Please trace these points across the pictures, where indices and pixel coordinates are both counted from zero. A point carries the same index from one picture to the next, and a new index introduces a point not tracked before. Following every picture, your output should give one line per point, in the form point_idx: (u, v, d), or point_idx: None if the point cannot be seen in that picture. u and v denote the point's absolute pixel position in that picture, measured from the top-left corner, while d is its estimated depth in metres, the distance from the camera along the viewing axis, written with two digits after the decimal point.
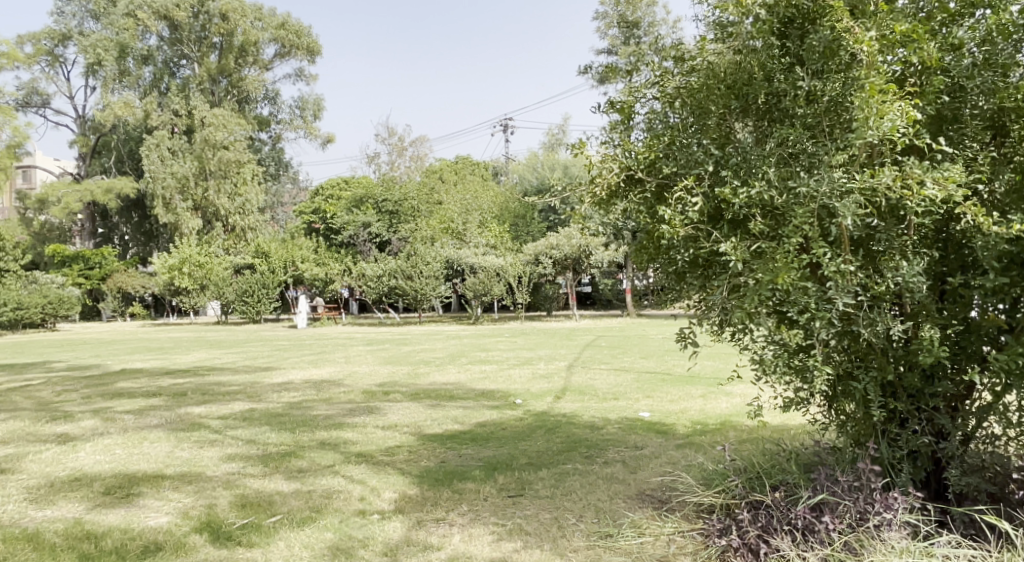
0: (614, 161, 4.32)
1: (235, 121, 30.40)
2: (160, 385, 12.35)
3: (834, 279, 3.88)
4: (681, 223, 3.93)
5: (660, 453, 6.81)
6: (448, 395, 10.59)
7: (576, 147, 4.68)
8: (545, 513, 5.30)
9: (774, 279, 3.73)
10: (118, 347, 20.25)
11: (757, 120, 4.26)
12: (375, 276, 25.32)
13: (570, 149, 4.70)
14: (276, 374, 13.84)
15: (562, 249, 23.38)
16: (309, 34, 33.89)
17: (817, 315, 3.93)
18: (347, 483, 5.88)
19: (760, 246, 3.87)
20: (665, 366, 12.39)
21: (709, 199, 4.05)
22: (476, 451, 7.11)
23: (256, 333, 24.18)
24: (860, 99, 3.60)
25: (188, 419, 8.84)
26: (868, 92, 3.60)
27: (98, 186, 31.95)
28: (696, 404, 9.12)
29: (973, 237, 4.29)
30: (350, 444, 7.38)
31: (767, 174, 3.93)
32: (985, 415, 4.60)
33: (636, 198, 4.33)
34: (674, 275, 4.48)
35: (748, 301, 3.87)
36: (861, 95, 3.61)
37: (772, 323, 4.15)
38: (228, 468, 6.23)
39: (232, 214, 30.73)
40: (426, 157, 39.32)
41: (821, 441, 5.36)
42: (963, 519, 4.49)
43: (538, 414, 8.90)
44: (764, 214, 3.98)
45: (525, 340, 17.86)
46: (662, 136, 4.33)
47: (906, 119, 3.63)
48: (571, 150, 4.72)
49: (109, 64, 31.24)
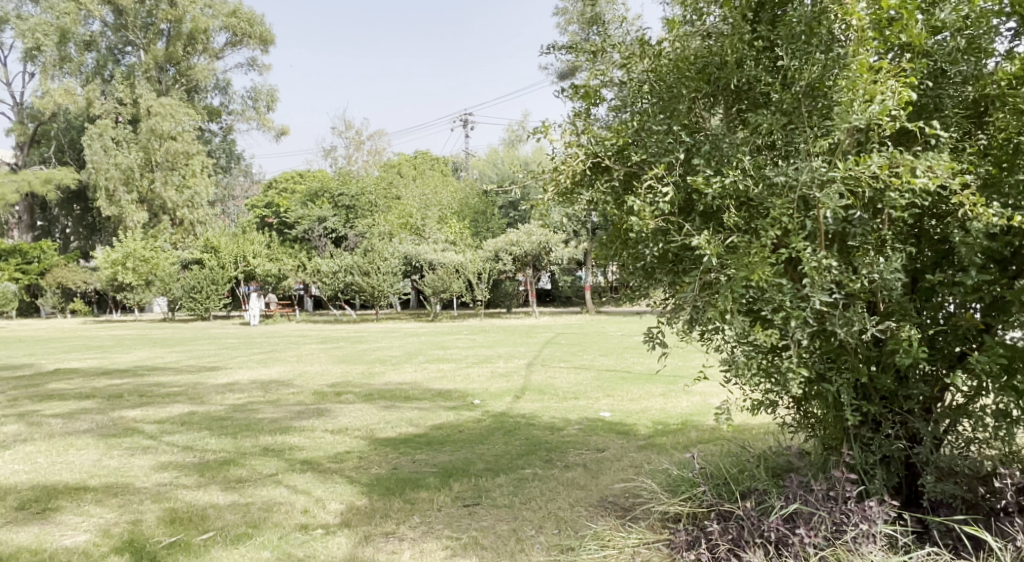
0: (580, 148, 4.01)
1: (183, 111, 29.57)
2: (96, 388, 11.88)
3: (810, 276, 3.58)
4: (651, 215, 3.64)
5: (623, 456, 6.54)
6: (403, 396, 10.25)
7: (539, 132, 4.36)
8: (502, 524, 5.00)
9: (749, 276, 3.44)
10: (55, 345, 19.63)
11: (728, 107, 3.98)
12: (331, 272, 24.76)
13: (533, 134, 4.38)
14: (221, 374, 13.40)
15: (522, 246, 23.02)
16: (262, 23, 33.18)
17: (791, 314, 3.63)
18: (290, 495, 5.68)
19: (733, 239, 3.57)
20: (626, 364, 12.14)
21: (680, 188, 3.75)
22: (430, 456, 6.79)
23: (205, 330, 23.59)
24: (848, 80, 3.34)
25: (122, 425, 8.43)
26: (856, 72, 3.34)
27: (36, 176, 31.13)
28: (658, 402, 8.90)
29: (952, 232, 4.01)
30: (296, 451, 7.20)
31: (741, 162, 3.64)
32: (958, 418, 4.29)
33: (602, 187, 3.99)
34: (638, 270, 4.15)
35: (721, 300, 3.55)
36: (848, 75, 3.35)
37: (745, 323, 3.82)
38: (160, 478, 6.13)
39: (180, 207, 29.95)
40: (384, 150, 38.76)
41: (790, 445, 5.06)
42: (942, 529, 4.20)
43: (496, 415, 8.61)
44: (737, 205, 3.69)
45: (484, 337, 17.54)
46: (631, 120, 4.01)
47: (896, 103, 3.36)
48: (535, 134, 4.40)
49: (49, 49, 30.32)
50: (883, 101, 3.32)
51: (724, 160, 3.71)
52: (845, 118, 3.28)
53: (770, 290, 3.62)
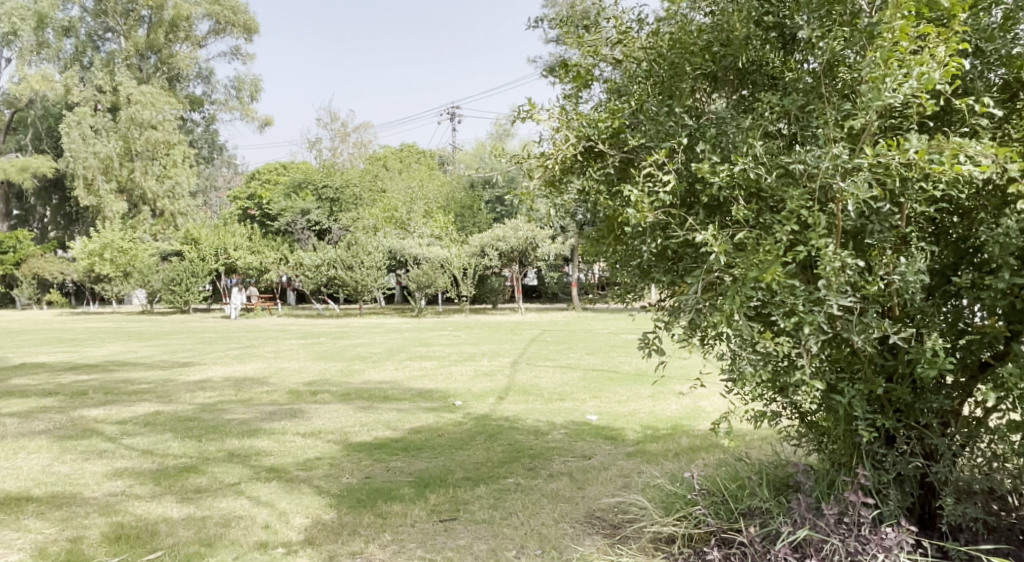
0: (570, 130, 3.52)
1: (164, 99, 28.92)
2: (61, 387, 11.51)
3: (826, 276, 3.09)
4: (649, 206, 3.18)
5: (611, 464, 6.12)
6: (381, 396, 9.80)
7: (524, 113, 3.92)
8: (479, 544, 4.58)
9: (761, 277, 2.98)
10: (27, 337, 19.11)
11: (733, 91, 3.52)
12: (314, 266, 24.30)
13: (517, 115, 3.93)
14: (194, 370, 12.94)
15: (508, 242, 22.60)
16: (245, 12, 32.45)
17: (803, 321, 3.15)
18: (252, 507, 5.37)
19: (743, 235, 3.10)
20: (613, 363, 11.72)
21: (683, 176, 3.31)
22: (406, 464, 6.36)
23: (184, 324, 23.05)
24: (882, 50, 2.86)
25: (79, 435, 8.08)
26: (893, 40, 2.85)
27: (12, 164, 30.65)
28: (646, 405, 8.49)
29: (981, 226, 3.45)
30: (263, 456, 6.82)
31: (753, 147, 3.16)
32: (976, 436, 3.73)
33: (594, 174, 3.52)
34: (636, 269, 3.68)
35: (727, 304, 3.08)
36: (883, 46, 2.87)
37: (752, 330, 3.32)
38: (112, 487, 5.94)
39: (160, 198, 29.29)
40: (370, 143, 38.26)
41: (791, 459, 4.58)
42: (963, 557, 3.66)
43: (478, 418, 8.15)
44: (747, 196, 3.22)
45: (469, 334, 17.11)
46: (627, 101, 3.53)
47: (941, 77, 2.88)
48: (520, 114, 3.97)
49: (26, 34, 29.66)
50: (924, 76, 2.82)
51: (734, 143, 3.24)
52: (877, 95, 2.81)
53: (781, 293, 3.15)
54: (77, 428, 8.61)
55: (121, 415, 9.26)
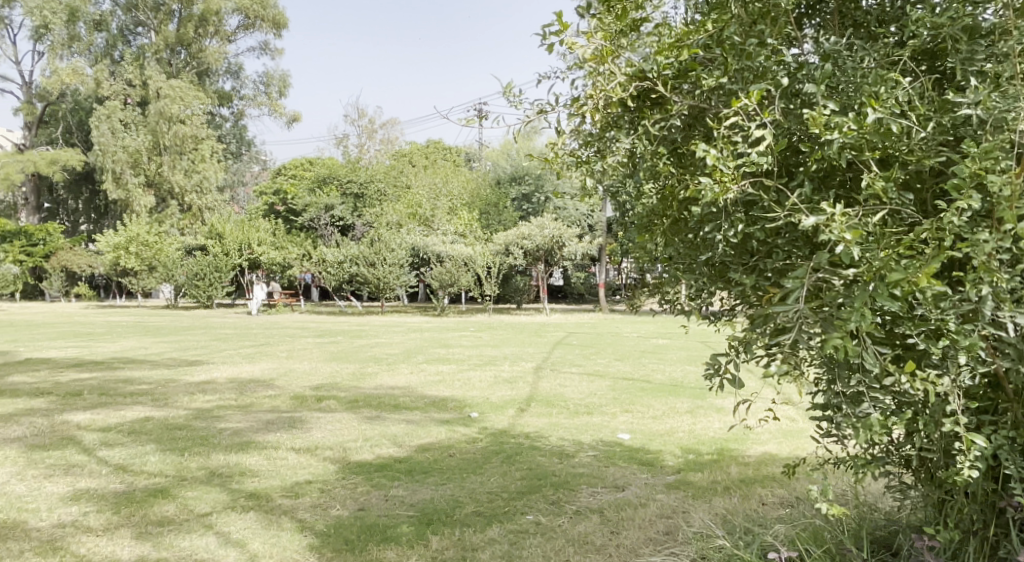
0: (621, 69, 2.58)
1: (193, 93, 28.32)
2: (56, 387, 10.72)
3: (997, 283, 2.11)
4: (736, 173, 2.22)
5: (650, 500, 5.11)
6: (392, 404, 8.88)
7: (550, 34, 2.85)
8: None
9: (909, 280, 2.01)
10: (42, 330, 18.51)
11: (841, 28, 2.60)
12: (337, 262, 23.44)
13: (541, 36, 2.86)
14: (199, 370, 12.08)
15: (534, 240, 21.51)
16: (275, 6, 31.68)
17: (956, 346, 2.20)
18: (219, 548, 4.46)
19: (876, 218, 2.13)
20: (643, 371, 10.73)
21: (780, 131, 2.34)
22: (409, 492, 5.42)
23: (205, 320, 22.27)
24: None
25: (47, 447, 7.22)
26: None
27: (42, 156, 30.18)
28: (686, 424, 7.47)
29: None
30: (248, 477, 5.92)
31: (892, 88, 2.22)
32: None
33: (652, 128, 2.57)
34: (711, 271, 2.70)
35: (853, 320, 2.08)
36: None
37: (890, 358, 2.28)
38: (64, 515, 5.06)
39: (188, 192, 28.69)
40: (396, 140, 37.56)
41: (886, 517, 3.55)
42: None
43: (496, 434, 7.20)
44: (877, 161, 2.25)
45: (491, 335, 16.17)
46: (702, 29, 2.58)
47: None
48: (545, 39, 2.94)
49: (57, 27, 29.17)
50: None
51: (858, 89, 2.29)
52: None
53: (925, 304, 2.19)
54: (56, 435, 7.76)
55: (108, 421, 8.41)
